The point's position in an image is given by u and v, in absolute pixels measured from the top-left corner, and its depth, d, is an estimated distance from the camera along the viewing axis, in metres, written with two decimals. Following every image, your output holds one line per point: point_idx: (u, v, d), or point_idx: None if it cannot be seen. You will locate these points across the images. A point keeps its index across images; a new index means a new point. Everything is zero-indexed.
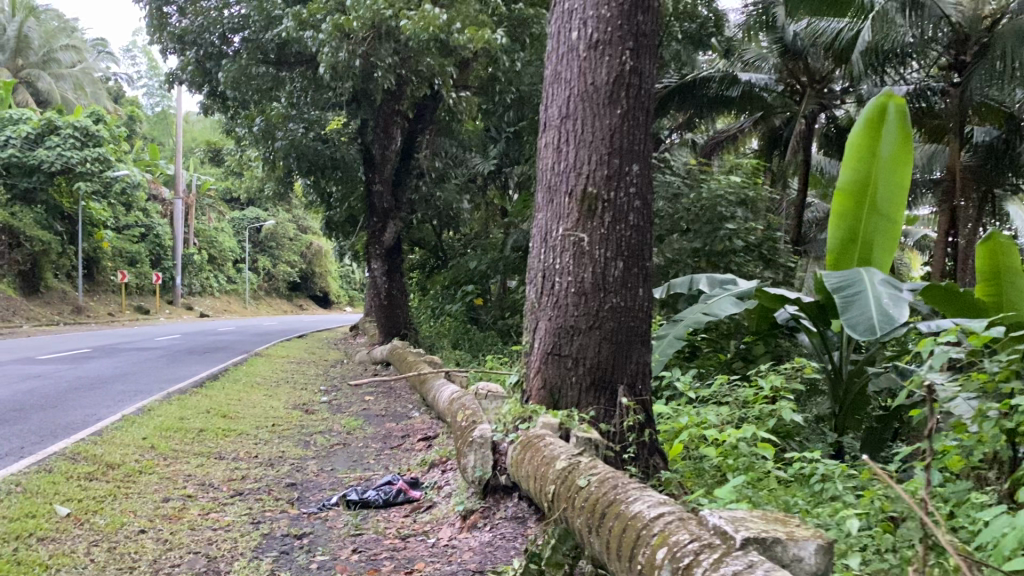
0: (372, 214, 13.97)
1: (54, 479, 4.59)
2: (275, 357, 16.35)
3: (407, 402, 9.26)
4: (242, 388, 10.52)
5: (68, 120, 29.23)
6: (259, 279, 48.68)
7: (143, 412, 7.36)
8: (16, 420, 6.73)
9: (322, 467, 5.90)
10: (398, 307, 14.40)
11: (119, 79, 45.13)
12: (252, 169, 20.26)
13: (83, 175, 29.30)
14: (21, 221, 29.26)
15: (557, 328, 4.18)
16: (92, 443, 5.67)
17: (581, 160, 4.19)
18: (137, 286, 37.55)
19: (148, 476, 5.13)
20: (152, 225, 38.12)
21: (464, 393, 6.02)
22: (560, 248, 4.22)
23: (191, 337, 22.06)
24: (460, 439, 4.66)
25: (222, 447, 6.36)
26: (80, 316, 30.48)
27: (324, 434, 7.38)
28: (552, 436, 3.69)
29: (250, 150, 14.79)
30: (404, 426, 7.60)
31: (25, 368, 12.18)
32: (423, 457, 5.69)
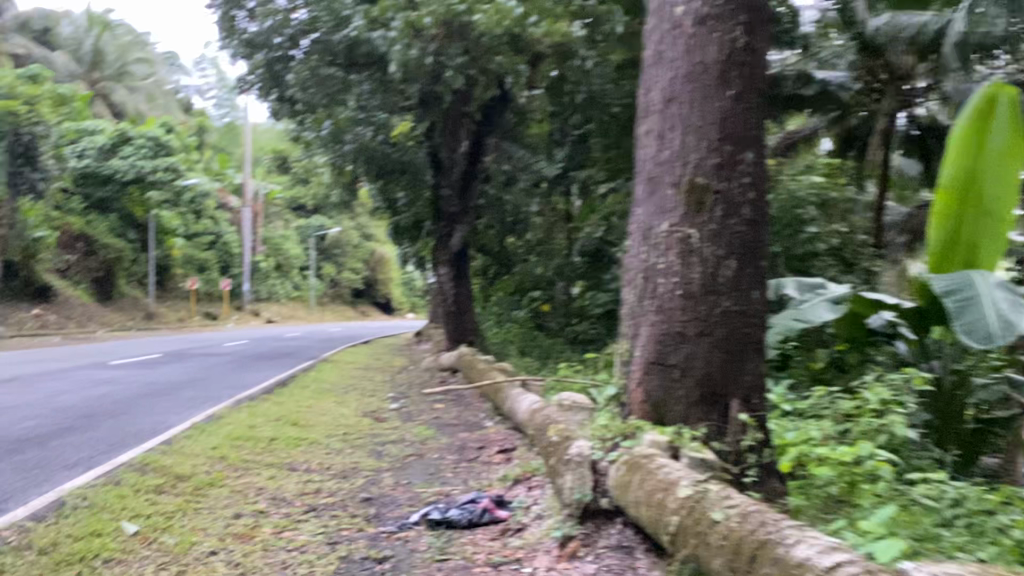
0: (440, 218, 13.75)
1: (121, 493, 4.35)
2: (343, 363, 16.23)
3: (479, 411, 8.90)
4: (310, 394, 10.32)
5: (140, 130, 29.59)
6: (324, 285, 49.18)
7: (213, 420, 7.15)
8: (86, 428, 6.58)
9: (398, 481, 5.56)
10: (467, 313, 14.09)
11: (189, 91, 46.09)
12: (319, 175, 20.25)
13: (155, 185, 29.86)
14: (96, 229, 30.01)
15: (661, 335, 3.76)
16: (161, 454, 5.45)
17: (688, 146, 3.80)
18: (208, 292, 38.24)
19: (218, 489, 4.87)
20: (222, 233, 38.79)
21: (546, 402, 5.63)
22: (663, 245, 3.81)
23: (258, 342, 22.19)
24: (550, 454, 4.26)
25: (293, 458, 6.08)
26: (152, 322, 31.08)
27: (397, 444, 7.06)
28: (663, 456, 3.29)
29: (318, 155, 14.67)
30: (480, 436, 7.24)
31: (98, 373, 12.22)
32: (505, 472, 5.31)
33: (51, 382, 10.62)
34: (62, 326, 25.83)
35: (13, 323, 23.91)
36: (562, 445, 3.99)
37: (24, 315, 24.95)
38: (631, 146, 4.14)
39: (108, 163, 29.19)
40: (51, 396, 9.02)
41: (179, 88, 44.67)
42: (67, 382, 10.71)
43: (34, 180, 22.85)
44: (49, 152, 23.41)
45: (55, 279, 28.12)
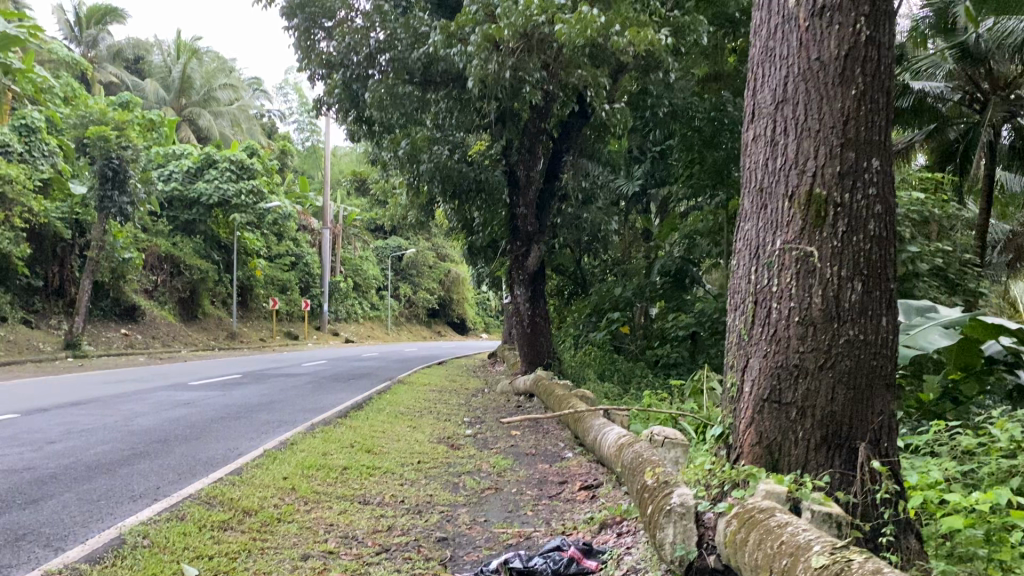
0: (516, 237, 13.27)
1: (184, 530, 4.08)
2: (419, 385, 16.04)
3: (559, 439, 8.50)
4: (386, 418, 10.07)
5: (225, 154, 30.37)
6: (401, 305, 49.52)
7: (285, 447, 6.92)
8: (157, 454, 6.41)
9: (475, 517, 5.20)
10: (543, 335, 13.69)
11: (272, 116, 47.18)
12: (395, 196, 20.25)
13: (238, 207, 30.45)
14: (182, 251, 30.81)
15: (775, 368, 3.34)
16: (229, 485, 5.20)
17: (804, 154, 3.37)
18: (288, 312, 38.86)
19: (286, 526, 4.57)
20: (302, 253, 39.40)
21: (633, 437, 5.17)
22: (777, 265, 3.39)
23: (335, 363, 22.22)
24: (643, 500, 3.82)
25: (366, 489, 5.78)
26: (234, 341, 31.65)
27: (473, 475, 6.70)
28: (782, 511, 2.85)
29: (395, 176, 14.56)
30: (560, 468, 6.83)
31: (177, 394, 12.24)
32: (590, 514, 4.88)
33: (131, 403, 10.63)
34: (148, 345, 26.42)
35: (102, 342, 24.55)
36: (656, 489, 3.57)
37: (113, 335, 25.61)
38: (738, 156, 3.74)
39: (194, 186, 29.94)
40: (129, 418, 8.97)
41: (262, 113, 45.76)
42: (146, 403, 10.71)
43: (123, 204, 22.69)
44: (138, 176, 24.05)
45: (142, 299, 28.87)
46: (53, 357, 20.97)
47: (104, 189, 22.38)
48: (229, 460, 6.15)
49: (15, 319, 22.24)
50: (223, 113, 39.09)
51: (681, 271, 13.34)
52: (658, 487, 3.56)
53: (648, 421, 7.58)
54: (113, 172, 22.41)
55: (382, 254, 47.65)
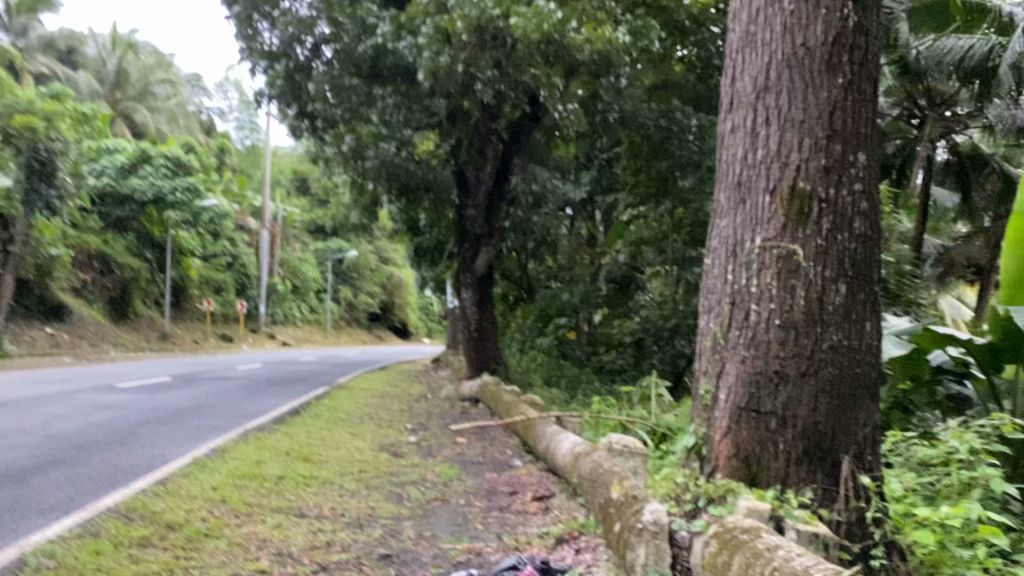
0: (465, 240, 13.07)
1: (98, 548, 3.66)
2: (359, 389, 15.58)
3: (506, 447, 8.20)
4: (324, 424, 9.65)
5: (161, 149, 29.42)
6: (342, 309, 48.67)
7: (216, 454, 6.48)
8: (74, 461, 5.92)
9: (421, 532, 4.86)
10: (489, 340, 13.37)
11: (212, 113, 46.00)
12: (337, 196, 19.74)
13: (174, 204, 29.49)
14: (113, 248, 29.68)
15: (754, 374, 3.10)
16: (153, 497, 4.77)
17: (787, 146, 3.15)
18: (224, 314, 37.81)
19: (215, 542, 4.19)
20: (240, 254, 38.40)
21: (590, 445, 4.95)
22: (756, 265, 3.16)
23: (272, 367, 21.61)
24: (606, 516, 3.54)
25: (303, 501, 5.40)
26: (166, 343, 30.60)
27: (418, 485, 6.36)
28: (768, 531, 2.62)
29: (338, 173, 14.11)
30: (509, 478, 6.51)
31: (101, 397, 11.60)
32: (544, 529, 4.58)
33: (50, 406, 10.02)
34: (74, 345, 25.34)
35: (25, 341, 23.46)
36: (622, 504, 3.29)
37: (37, 334, 24.52)
38: (711, 147, 3.50)
39: (127, 182, 28.91)
40: (47, 422, 8.39)
41: (202, 110, 44.56)
42: (67, 406, 10.09)
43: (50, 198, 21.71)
44: (67, 169, 23.09)
45: (69, 298, 27.71)
46: None
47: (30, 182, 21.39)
48: (154, 469, 5.70)
49: None
50: (160, 108, 37.88)
51: (625, 278, 13.38)
52: (625, 500, 3.28)
53: (600, 429, 7.35)
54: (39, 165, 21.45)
55: (323, 256, 46.76)
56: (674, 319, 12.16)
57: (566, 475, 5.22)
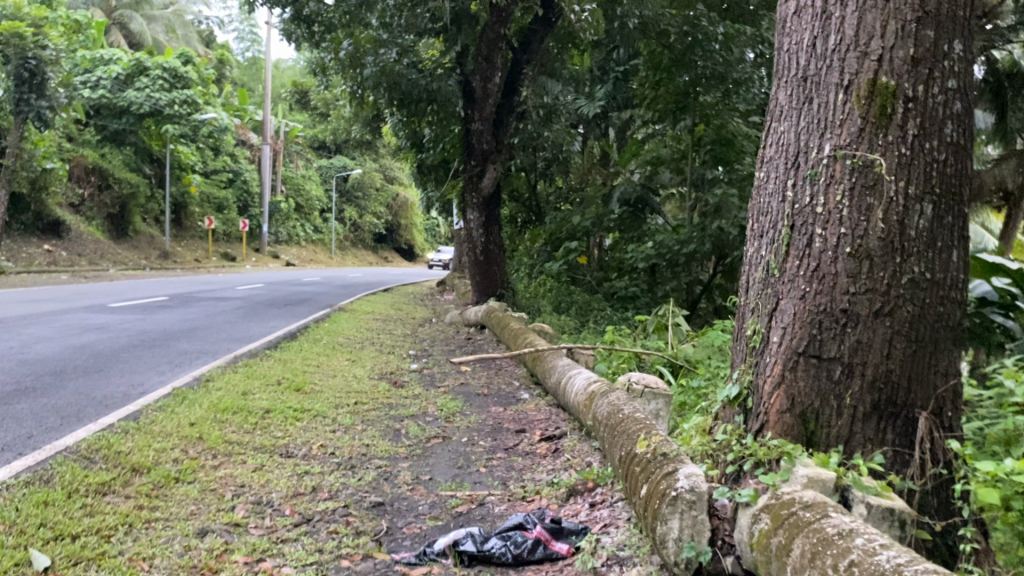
0: (470, 156, 12.27)
1: (45, 499, 3.21)
2: (361, 312, 15.14)
3: (511, 379, 7.76)
4: (321, 349, 9.23)
5: (157, 60, 28.38)
6: (346, 229, 48.10)
7: (200, 384, 6.02)
8: (43, 390, 5.46)
9: (418, 475, 4.42)
10: (496, 264, 12.82)
11: (212, 23, 44.54)
12: (338, 109, 18.92)
13: (172, 118, 28.64)
14: (111, 163, 28.98)
15: (816, 312, 2.64)
16: (121, 435, 4.31)
17: (868, 31, 2.60)
18: (226, 232, 37.32)
19: (185, 489, 3.73)
20: (242, 170, 37.67)
21: (607, 384, 4.48)
22: (822, 181, 2.67)
23: (273, 286, 21.21)
24: (628, 475, 3.05)
25: (291, 438, 4.95)
26: (167, 261, 30.22)
27: (418, 420, 5.91)
28: (836, 508, 2.12)
29: (336, 83, 13.33)
30: (514, 414, 6.05)
31: (91, 317, 11.14)
32: (554, 477, 4.13)
33: (35, 326, 9.58)
34: (74, 262, 24.96)
35: (23, 257, 23.05)
36: (641, 460, 2.87)
37: (35, 251, 24.08)
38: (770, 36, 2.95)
39: (124, 95, 28.04)
40: (27, 344, 7.96)
41: (202, 20, 43.12)
42: (53, 326, 9.66)
43: (42, 109, 20.98)
44: (60, 80, 22.28)
45: (68, 214, 27.21)
46: None
47: (21, 92, 20.63)
48: (128, 401, 5.26)
49: None
50: (157, 18, 36.55)
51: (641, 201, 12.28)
52: (646, 453, 2.86)
53: (613, 362, 6.87)
54: (30, 74, 20.67)
55: (327, 174, 46.00)
56: (693, 245, 11.13)
57: (580, 416, 4.75)
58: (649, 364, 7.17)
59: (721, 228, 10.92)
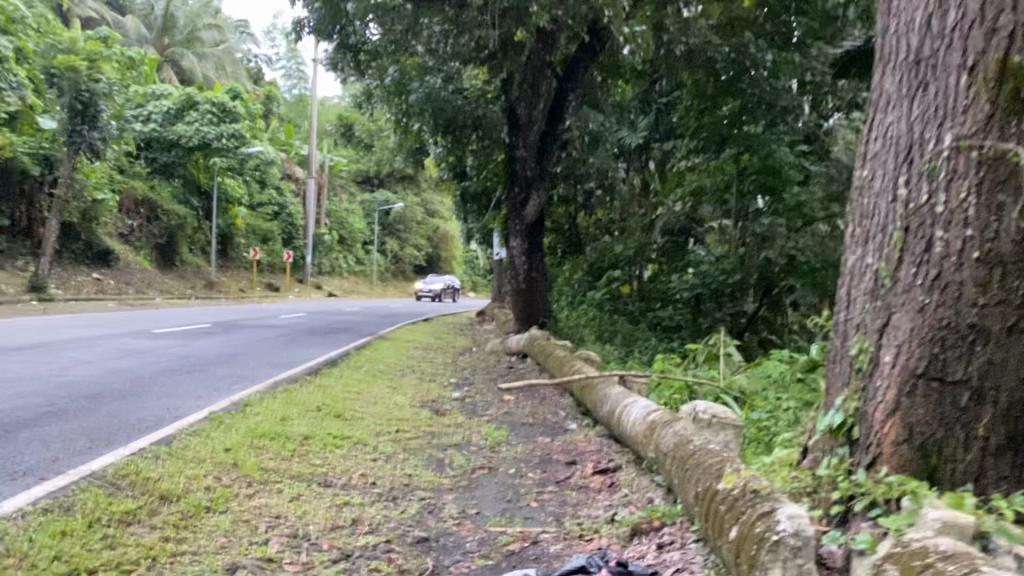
0: (514, 183, 12.03)
1: (64, 529, 2.96)
2: (401, 341, 14.92)
3: (558, 409, 7.40)
4: (361, 376, 8.96)
5: (207, 95, 28.87)
6: (387, 261, 48.25)
7: (237, 409, 5.77)
8: (75, 414, 5.25)
9: (464, 509, 4.09)
10: (539, 292, 12.50)
11: (260, 60, 45.29)
12: (382, 139, 18.89)
13: (219, 151, 28.95)
14: (160, 195, 29.39)
15: (939, 326, 2.54)
16: (151, 460, 4.05)
17: (995, 10, 2.53)
18: (270, 263, 37.62)
19: (217, 519, 3.44)
20: (286, 203, 38.00)
21: (670, 413, 4.15)
22: (941, 178, 2.60)
23: (316, 316, 21.16)
24: (713, 520, 2.70)
25: (329, 467, 4.65)
26: (212, 291, 30.46)
27: (461, 450, 5.58)
28: (983, 561, 1.82)
29: (381, 110, 13.24)
30: (564, 445, 5.69)
31: (133, 342, 11.04)
32: (614, 515, 3.78)
33: (76, 350, 9.47)
34: (122, 291, 25.21)
35: (72, 286, 23.33)
36: (730, 506, 2.58)
37: (84, 279, 24.40)
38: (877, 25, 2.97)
39: (173, 128, 28.49)
40: (66, 368, 7.82)
41: (250, 57, 43.89)
42: (93, 351, 9.55)
43: (93, 140, 21.29)
44: (112, 112, 22.59)
45: (117, 244, 27.59)
46: (17, 299, 19.72)
47: (73, 124, 20.97)
48: (161, 425, 5.01)
49: None
50: (208, 55, 37.29)
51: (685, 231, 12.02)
52: (740, 497, 2.56)
53: (666, 395, 6.47)
54: (83, 106, 21.01)
55: (370, 206, 46.21)
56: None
57: (636, 448, 4.44)
58: (704, 395, 6.79)
59: (768, 258, 10.62)
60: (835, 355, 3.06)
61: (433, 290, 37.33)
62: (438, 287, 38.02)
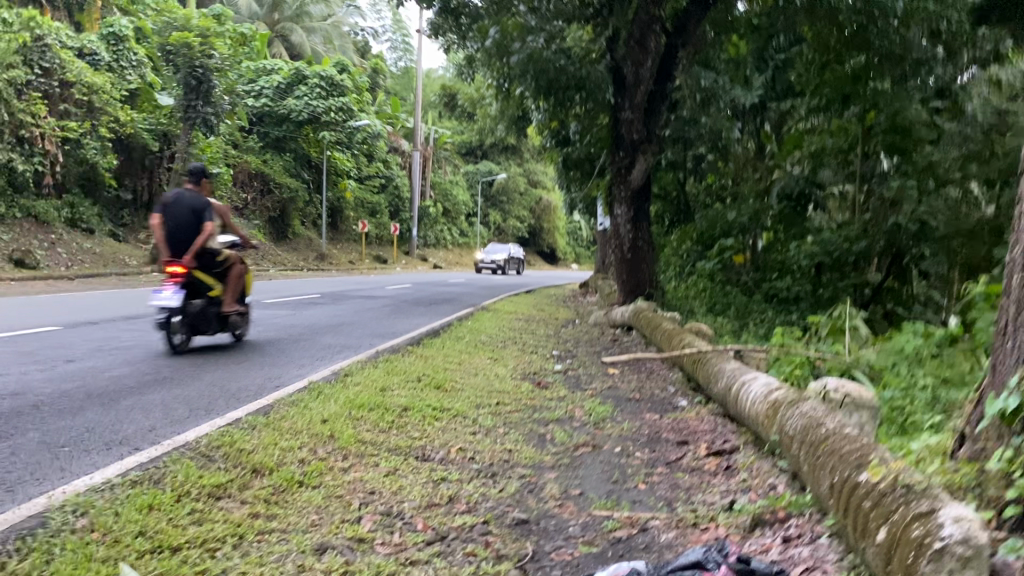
0: (619, 147, 11.60)
1: (151, 503, 2.89)
2: (504, 312, 14.78)
3: (666, 384, 7.06)
4: (463, 347, 8.83)
5: (315, 69, 29.29)
6: (490, 233, 48.36)
7: (336, 379, 5.70)
8: (179, 382, 5.27)
9: (566, 489, 3.84)
10: (644, 261, 12.10)
11: (366, 34, 45.83)
12: (485, 108, 18.70)
13: (327, 124, 29.41)
14: (272, 169, 30.20)
15: None
16: (247, 430, 3.98)
17: None
18: (378, 235, 38.23)
19: (308, 494, 3.30)
20: (393, 176, 38.45)
21: (795, 392, 3.79)
22: None
23: (421, 287, 21.32)
24: (863, 525, 2.36)
25: (427, 440, 4.49)
26: (323, 262, 31.20)
27: (564, 425, 5.34)
28: None
29: (482, 76, 13.00)
30: (673, 424, 5.37)
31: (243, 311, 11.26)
32: (731, 502, 3.46)
33: (189, 319, 9.73)
34: None
35: None
36: (875, 505, 2.34)
37: None
38: None
39: (283, 103, 29.18)
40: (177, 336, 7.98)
41: (356, 31, 44.45)
42: (205, 320, 9.77)
43: (207, 115, 21.92)
44: (224, 88, 23.18)
45: (232, 217, 28.55)
46: (139, 270, 20.63)
47: (188, 99, 21.71)
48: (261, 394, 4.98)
49: (102, 233, 22.24)
50: (316, 30, 37.90)
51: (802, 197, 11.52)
52: (890, 496, 2.32)
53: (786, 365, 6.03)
54: (197, 82, 21.65)
55: (473, 178, 46.30)
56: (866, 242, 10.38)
57: (756, 427, 4.12)
58: (824, 371, 6.32)
59: (900, 222, 10.11)
60: (1006, 330, 2.77)
61: (493, 259, 32.91)
62: (502, 256, 33.70)
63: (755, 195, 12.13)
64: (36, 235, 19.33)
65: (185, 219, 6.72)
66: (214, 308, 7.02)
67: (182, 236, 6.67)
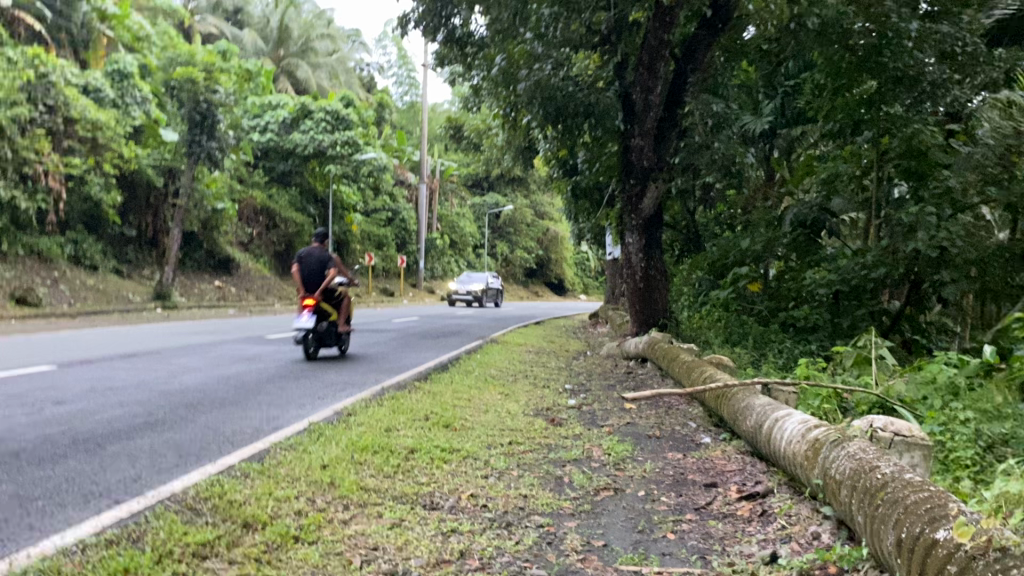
0: (629, 175, 11.34)
1: (126, 566, 2.57)
2: (513, 344, 14.48)
3: (686, 419, 6.73)
4: (472, 382, 8.52)
5: (320, 104, 29.29)
6: (498, 265, 48.26)
7: (338, 419, 5.37)
8: (171, 425, 4.98)
9: (588, 539, 3.52)
10: (657, 291, 11.79)
11: (371, 69, 46.03)
12: (491, 138, 18.56)
13: (333, 158, 29.34)
14: (278, 203, 30.13)
15: None
16: (240, 479, 3.67)
17: None
18: (385, 268, 38.10)
19: (304, 552, 2.98)
20: (399, 209, 38.36)
21: (838, 431, 3.47)
22: None
23: (429, 319, 21.07)
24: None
25: (434, 485, 4.16)
26: None
27: (581, 465, 5.02)
28: None
29: (489, 106, 12.82)
30: (698, 464, 5.03)
31: (245, 348, 10.97)
32: (774, 555, 3.12)
33: (190, 357, 9.44)
34: (243, 298, 25.88)
35: (196, 293, 24.10)
36: (965, 574, 2.05)
37: (206, 287, 25.18)
38: None
39: (289, 137, 29.15)
40: (175, 374, 7.68)
41: (362, 67, 44.65)
42: (206, 357, 9.48)
43: (211, 150, 21.84)
44: (230, 123, 23.08)
45: (239, 252, 28.45)
46: (144, 307, 20.42)
47: (193, 135, 21.51)
48: (257, 438, 4.66)
49: (107, 269, 22.05)
50: (322, 65, 38.08)
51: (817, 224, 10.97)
52: (983, 566, 2.02)
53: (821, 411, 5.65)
54: (201, 118, 21.51)
55: (480, 211, 46.20)
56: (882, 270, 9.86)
57: (795, 470, 3.79)
58: (852, 404, 6.00)
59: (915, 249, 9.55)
60: None
61: (467, 290, 30.28)
62: (477, 287, 31.10)
63: (768, 223, 11.71)
64: (39, 272, 19.15)
65: (315, 266, 9.53)
66: (334, 328, 9.84)
67: (313, 277, 9.39)
